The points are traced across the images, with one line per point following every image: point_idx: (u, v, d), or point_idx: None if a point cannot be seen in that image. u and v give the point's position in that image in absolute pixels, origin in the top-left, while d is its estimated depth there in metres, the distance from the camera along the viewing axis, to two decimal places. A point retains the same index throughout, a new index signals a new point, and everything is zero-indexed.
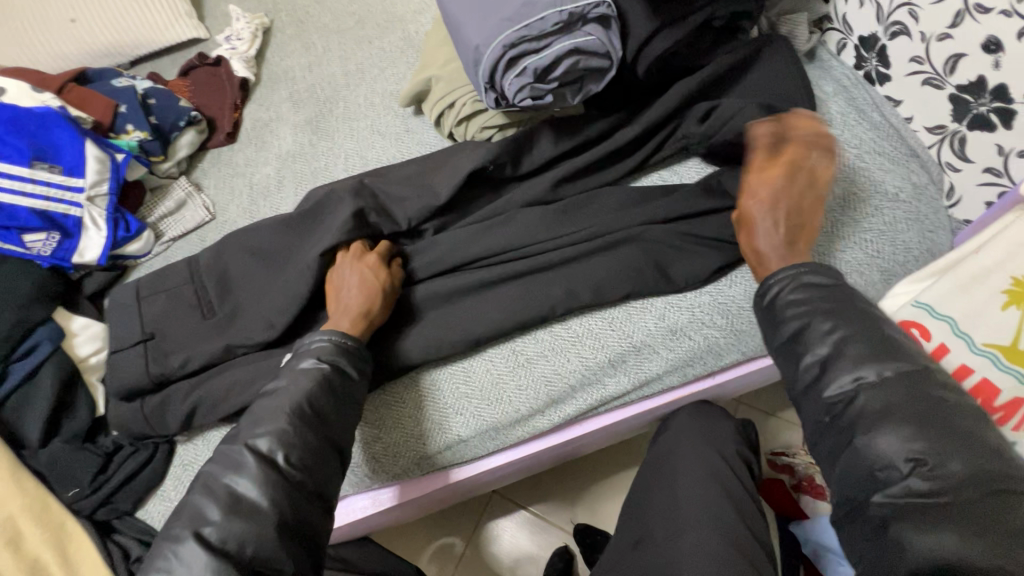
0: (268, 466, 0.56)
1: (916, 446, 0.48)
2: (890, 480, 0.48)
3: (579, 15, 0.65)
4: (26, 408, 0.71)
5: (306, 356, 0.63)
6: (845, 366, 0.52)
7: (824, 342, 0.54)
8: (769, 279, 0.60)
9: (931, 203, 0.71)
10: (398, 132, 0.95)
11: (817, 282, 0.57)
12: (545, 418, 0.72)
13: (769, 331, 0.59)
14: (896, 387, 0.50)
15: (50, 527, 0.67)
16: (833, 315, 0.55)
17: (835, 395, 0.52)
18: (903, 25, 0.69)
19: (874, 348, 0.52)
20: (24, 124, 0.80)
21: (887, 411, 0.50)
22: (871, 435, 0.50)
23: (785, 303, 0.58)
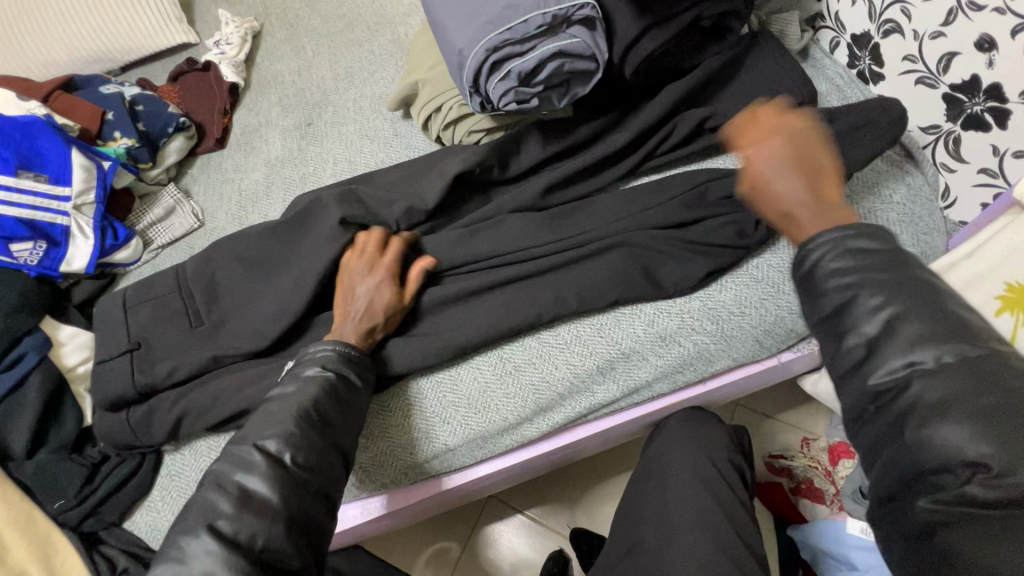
0: (275, 466, 0.55)
1: (985, 450, 0.37)
2: (944, 485, 0.38)
3: (563, 17, 0.64)
4: (11, 418, 0.70)
5: (310, 364, 0.62)
6: (896, 350, 0.42)
7: (872, 322, 0.44)
8: (808, 243, 0.48)
9: (925, 204, 0.70)
10: (387, 136, 0.94)
11: (864, 246, 0.46)
12: (533, 426, 0.71)
13: (807, 307, 0.48)
14: (957, 373, 0.40)
15: (34, 540, 0.67)
16: (890, 290, 0.44)
17: (883, 381, 0.42)
18: (895, 23, 0.68)
19: (940, 330, 0.41)
20: (8, 133, 0.80)
21: (944, 405, 0.39)
22: (925, 430, 0.39)
23: (824, 274, 0.46)
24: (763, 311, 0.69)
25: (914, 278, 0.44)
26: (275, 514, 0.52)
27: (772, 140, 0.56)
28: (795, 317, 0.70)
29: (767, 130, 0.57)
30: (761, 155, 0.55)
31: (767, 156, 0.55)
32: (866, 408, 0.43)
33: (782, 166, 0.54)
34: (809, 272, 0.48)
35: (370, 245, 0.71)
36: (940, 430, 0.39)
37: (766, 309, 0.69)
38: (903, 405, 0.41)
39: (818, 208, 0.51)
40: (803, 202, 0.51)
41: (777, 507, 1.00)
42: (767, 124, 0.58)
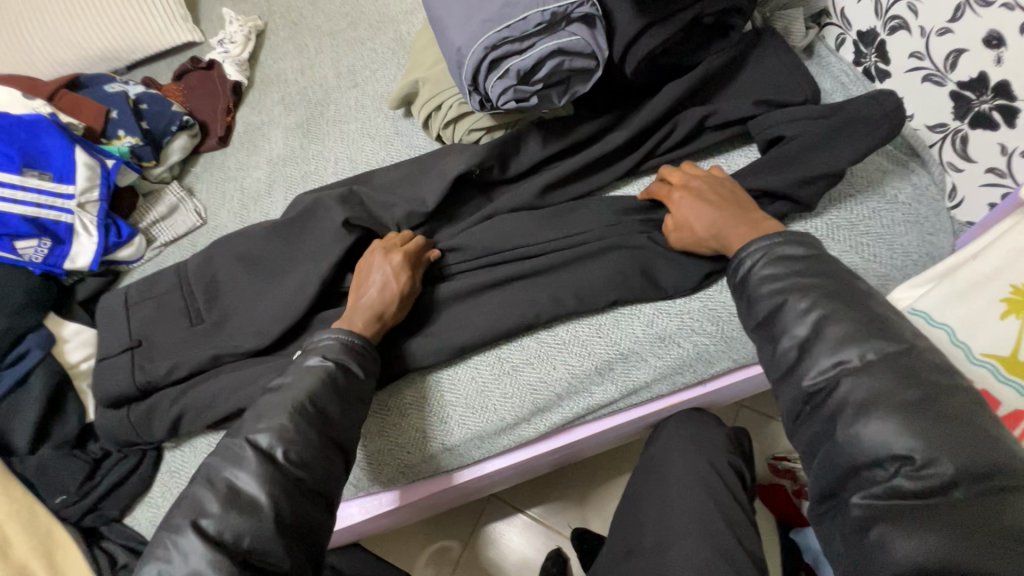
0: (267, 462, 0.55)
1: (909, 445, 0.45)
2: (875, 479, 0.46)
3: (562, 14, 0.64)
4: (14, 415, 0.71)
5: (311, 353, 0.62)
6: (825, 350, 0.50)
7: (802, 322, 0.52)
8: (740, 254, 0.58)
9: (930, 204, 0.69)
10: (388, 135, 0.94)
11: (792, 253, 0.55)
12: (530, 427, 0.70)
13: (747, 312, 0.57)
14: (880, 371, 0.47)
15: (37, 536, 0.67)
16: (813, 292, 0.52)
17: (815, 381, 0.50)
18: (902, 20, 0.67)
19: (857, 327, 0.50)
20: (14, 132, 0.80)
21: (871, 402, 0.47)
22: (856, 427, 0.47)
23: (758, 279, 0.56)
24: None
25: (833, 281, 0.53)
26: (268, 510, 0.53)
27: (688, 188, 0.67)
28: None
29: (681, 180, 0.68)
30: (685, 200, 0.66)
31: (689, 201, 0.65)
32: (803, 407, 0.51)
33: (708, 202, 0.64)
34: (743, 280, 0.58)
35: (396, 237, 0.71)
36: (871, 427, 0.46)
37: None
38: (833, 403, 0.49)
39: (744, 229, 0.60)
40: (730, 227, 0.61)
41: (777, 508, 0.99)
42: (681, 175, 0.69)
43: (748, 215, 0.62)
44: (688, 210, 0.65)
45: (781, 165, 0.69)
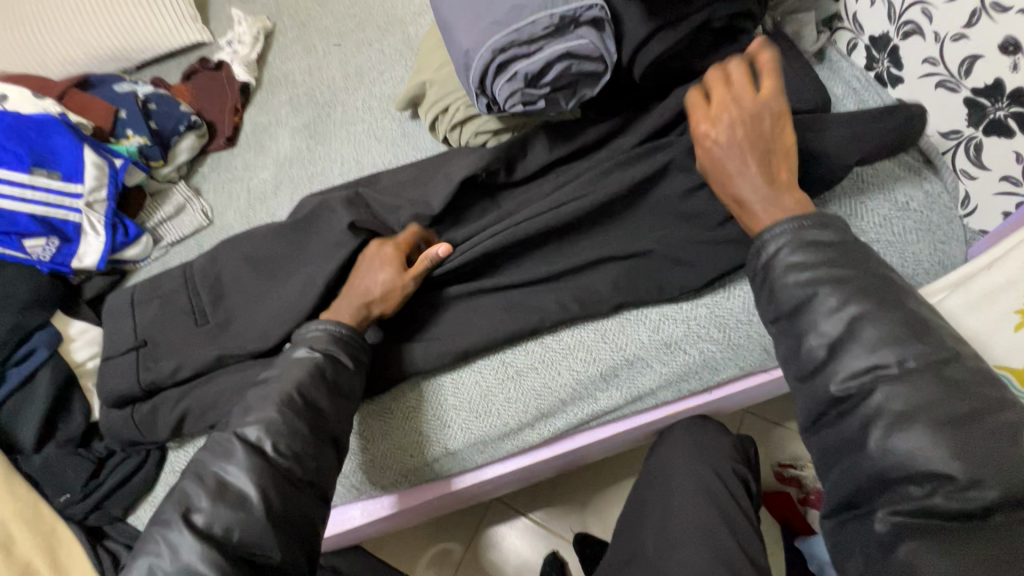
0: (255, 454, 0.55)
1: (954, 465, 0.44)
2: (908, 495, 0.46)
3: (571, 18, 0.63)
4: (20, 412, 0.72)
5: (301, 344, 0.63)
6: (859, 354, 0.49)
7: (832, 319, 0.50)
8: (765, 238, 0.55)
9: (943, 212, 0.68)
10: (394, 136, 0.94)
11: (819, 239, 0.53)
12: (535, 432, 0.70)
13: (766, 302, 0.55)
14: (921, 382, 0.47)
15: (41, 533, 0.68)
16: (844, 285, 0.51)
17: (842, 390, 0.49)
18: (916, 25, 0.66)
19: (894, 329, 0.48)
20: (24, 131, 0.81)
21: (910, 414, 0.46)
22: (892, 441, 0.46)
23: (784, 270, 0.53)
24: None
25: (867, 275, 0.51)
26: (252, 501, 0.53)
27: (731, 115, 0.58)
28: None
29: (721, 106, 0.59)
30: (715, 140, 0.59)
31: (730, 135, 0.58)
32: (829, 414, 0.51)
33: (738, 150, 0.58)
34: (767, 265, 0.55)
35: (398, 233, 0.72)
36: (907, 439, 0.46)
37: None
38: (865, 412, 0.48)
39: (771, 196, 0.57)
40: (758, 189, 0.57)
41: (783, 515, 0.98)
42: (723, 94, 0.60)
43: (779, 178, 0.57)
44: (718, 151, 0.59)
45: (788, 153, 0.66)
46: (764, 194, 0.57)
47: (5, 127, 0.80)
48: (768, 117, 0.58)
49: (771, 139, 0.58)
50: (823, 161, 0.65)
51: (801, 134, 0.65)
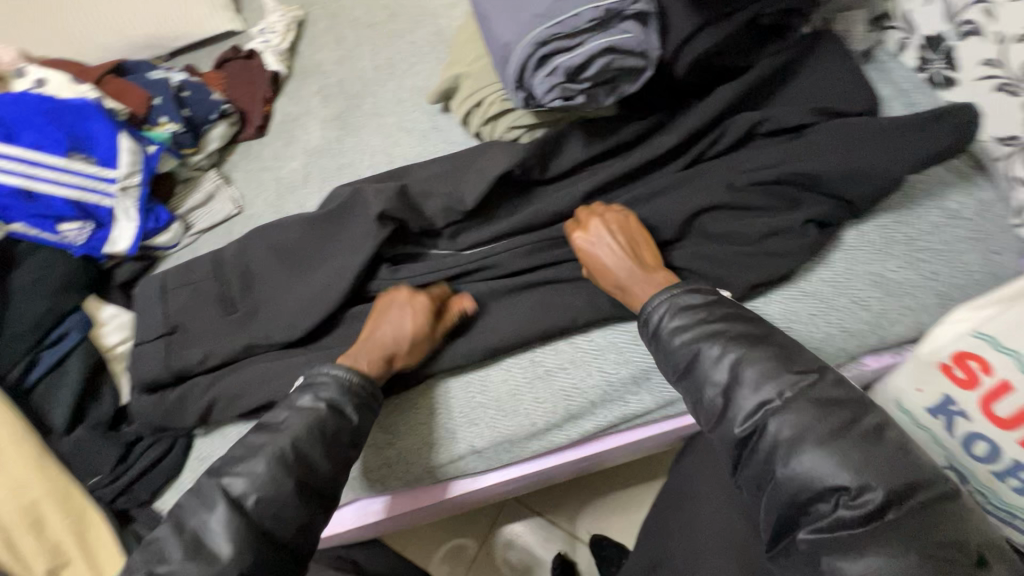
0: (235, 510, 0.54)
1: (842, 477, 0.49)
2: (820, 512, 0.50)
3: (616, 11, 0.62)
4: (53, 394, 0.73)
5: (307, 391, 0.61)
6: (748, 394, 0.54)
7: (719, 367, 0.56)
8: (648, 307, 0.62)
9: (997, 221, 0.65)
10: (425, 129, 0.93)
11: (691, 302, 0.60)
12: (562, 433, 0.69)
13: (665, 363, 0.60)
14: (802, 409, 0.52)
15: (72, 515, 0.68)
16: (718, 337, 0.57)
17: (744, 429, 0.54)
18: (975, 25, 0.63)
19: (767, 365, 0.55)
20: (62, 115, 0.81)
21: (799, 438, 0.51)
22: (791, 466, 0.51)
23: (670, 333, 0.60)
24: (814, 328, 0.64)
25: (736, 325, 0.58)
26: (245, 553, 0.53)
27: (600, 221, 0.67)
28: (847, 335, 0.64)
29: (588, 217, 0.68)
30: (587, 243, 0.66)
31: (602, 234, 0.65)
32: (741, 452, 0.55)
33: (612, 248, 0.64)
34: (656, 331, 0.61)
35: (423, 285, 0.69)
36: (802, 462, 0.50)
37: (816, 327, 0.64)
38: (766, 445, 0.52)
39: (644, 279, 0.63)
40: (632, 274, 0.63)
41: None
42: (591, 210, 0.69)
43: (649, 267, 0.64)
44: (595, 253, 0.65)
45: (827, 157, 0.64)
46: (643, 275, 0.63)
47: (44, 110, 0.81)
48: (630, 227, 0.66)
49: (639, 243, 0.66)
50: (861, 166, 0.63)
51: (838, 146, 0.65)
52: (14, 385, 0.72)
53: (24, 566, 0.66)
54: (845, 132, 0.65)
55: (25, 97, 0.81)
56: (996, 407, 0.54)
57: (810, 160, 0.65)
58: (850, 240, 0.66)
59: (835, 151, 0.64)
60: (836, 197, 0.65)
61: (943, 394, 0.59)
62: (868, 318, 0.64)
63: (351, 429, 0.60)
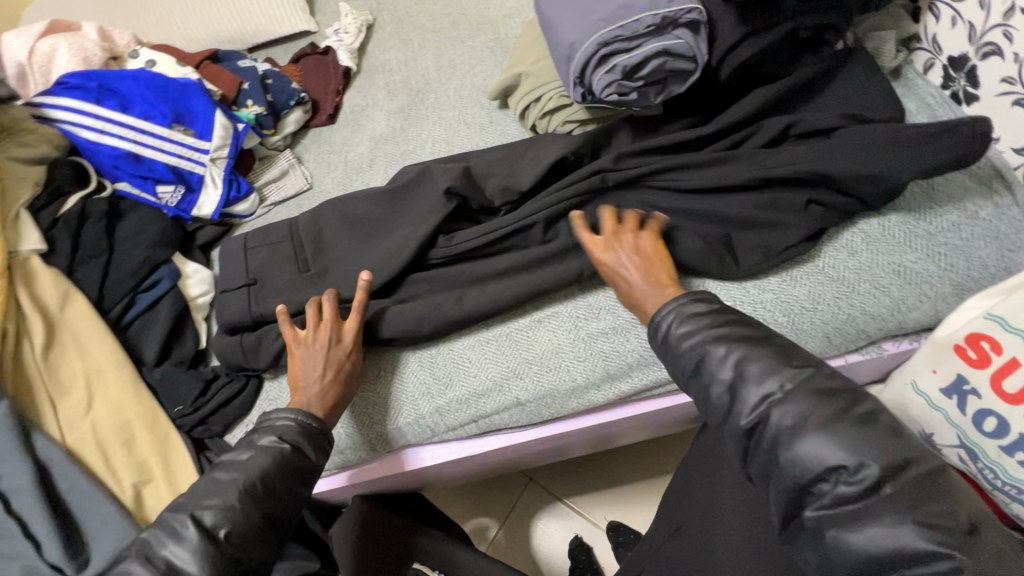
0: (208, 540, 0.59)
1: (841, 456, 0.50)
2: (822, 491, 0.51)
3: (671, 19, 0.71)
4: (146, 332, 0.82)
5: (268, 431, 0.67)
6: (753, 388, 0.55)
7: (725, 366, 0.58)
8: (657, 317, 0.64)
9: (1012, 223, 0.71)
10: (482, 123, 1.02)
11: (697, 309, 0.63)
12: (600, 393, 0.75)
13: (676, 367, 0.62)
14: (801, 397, 0.53)
15: (157, 437, 0.76)
16: (723, 339, 0.59)
17: (749, 421, 0.55)
18: (996, 46, 0.70)
19: (770, 360, 0.56)
20: (169, 92, 0.92)
21: (799, 425, 0.52)
22: (793, 450, 0.52)
23: (678, 338, 0.62)
24: (838, 309, 0.70)
25: (740, 327, 0.60)
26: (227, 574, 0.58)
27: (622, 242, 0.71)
28: (868, 318, 0.70)
29: (609, 239, 0.71)
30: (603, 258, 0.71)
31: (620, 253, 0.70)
32: (748, 443, 0.56)
33: (622, 273, 0.69)
34: (664, 339, 0.63)
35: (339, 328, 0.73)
36: (804, 446, 0.51)
37: (840, 308, 0.70)
38: (769, 434, 0.54)
39: (654, 293, 0.67)
40: (645, 289, 0.67)
41: None
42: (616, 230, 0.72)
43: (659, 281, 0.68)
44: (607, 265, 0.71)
45: (850, 159, 0.70)
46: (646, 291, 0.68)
47: (155, 87, 0.92)
48: (654, 246, 0.70)
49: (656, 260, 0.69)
50: (875, 171, 0.68)
51: (853, 150, 0.70)
52: (117, 319, 0.82)
53: (113, 478, 0.73)
54: (869, 136, 0.71)
55: (140, 74, 0.92)
56: (1005, 383, 0.60)
57: (828, 163, 0.70)
58: (875, 232, 0.73)
59: (847, 155, 0.70)
60: (851, 197, 0.72)
61: (955, 374, 0.65)
62: (888, 304, 0.70)
63: (310, 468, 0.66)
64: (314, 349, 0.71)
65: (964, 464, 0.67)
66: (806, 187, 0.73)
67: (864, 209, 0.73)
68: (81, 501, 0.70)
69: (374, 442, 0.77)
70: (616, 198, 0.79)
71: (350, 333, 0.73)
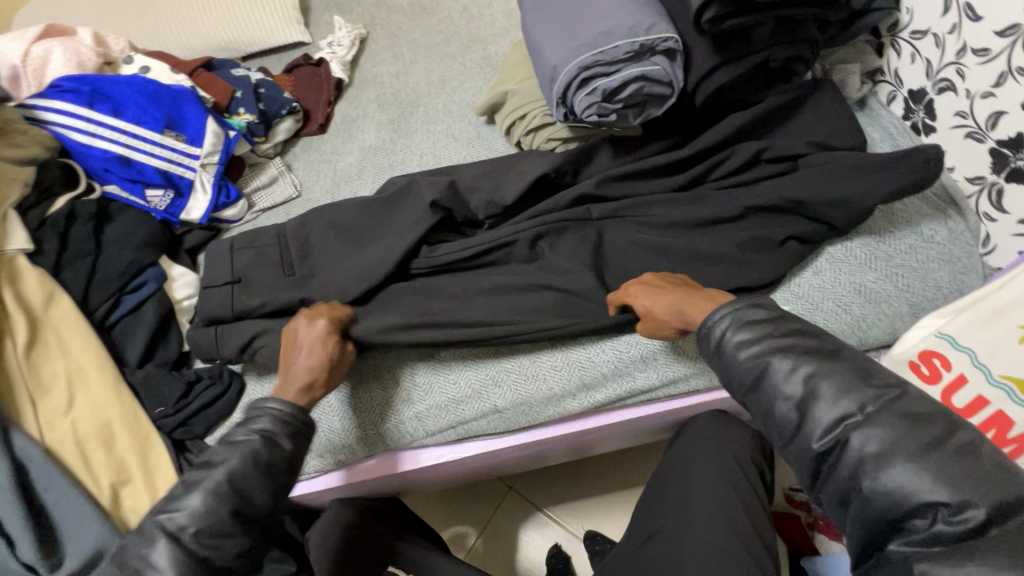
0: (173, 543, 0.56)
1: (937, 490, 0.47)
2: (915, 527, 0.49)
3: (649, 47, 0.75)
4: (130, 332, 0.83)
5: (242, 426, 0.63)
6: (826, 407, 0.52)
7: (792, 381, 0.55)
8: (709, 322, 0.61)
9: (964, 248, 0.76)
10: (470, 137, 1.06)
11: (755, 316, 0.58)
12: (574, 402, 0.78)
13: (731, 377, 0.59)
14: (883, 421, 0.50)
15: (138, 438, 0.77)
16: (787, 351, 0.56)
17: (824, 444, 0.53)
18: (950, 82, 0.75)
19: (846, 378, 0.53)
20: (162, 98, 0.93)
21: (886, 453, 0.49)
22: (881, 479, 0.49)
23: (734, 348, 0.58)
24: None
25: (806, 339, 0.56)
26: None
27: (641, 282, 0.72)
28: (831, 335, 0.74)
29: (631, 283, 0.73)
30: (638, 287, 0.71)
31: (648, 289, 0.70)
32: (821, 467, 0.54)
33: (660, 302, 0.68)
34: (717, 346, 0.60)
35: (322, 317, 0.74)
36: (893, 477, 0.49)
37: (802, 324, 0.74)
38: (849, 461, 0.51)
39: (695, 299, 0.65)
40: (685, 300, 0.66)
41: (792, 538, 1.03)
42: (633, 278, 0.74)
43: (697, 290, 0.67)
44: (647, 303, 0.69)
45: (816, 187, 0.74)
46: (696, 296, 0.65)
47: (148, 93, 0.93)
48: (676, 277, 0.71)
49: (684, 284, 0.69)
50: (840, 196, 0.72)
51: (823, 177, 0.74)
52: (100, 320, 0.83)
53: (91, 479, 0.74)
54: (833, 167, 0.75)
55: (133, 80, 0.93)
56: (955, 398, 0.63)
57: (799, 190, 0.74)
58: (836, 254, 0.77)
59: (815, 182, 0.75)
60: (822, 222, 0.75)
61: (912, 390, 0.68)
62: (849, 321, 0.74)
63: (285, 458, 0.62)
64: (292, 336, 0.73)
65: None
66: (780, 215, 0.77)
67: (833, 234, 0.76)
68: (58, 501, 0.71)
69: (354, 446, 0.78)
70: (597, 227, 0.82)
71: (325, 321, 0.73)
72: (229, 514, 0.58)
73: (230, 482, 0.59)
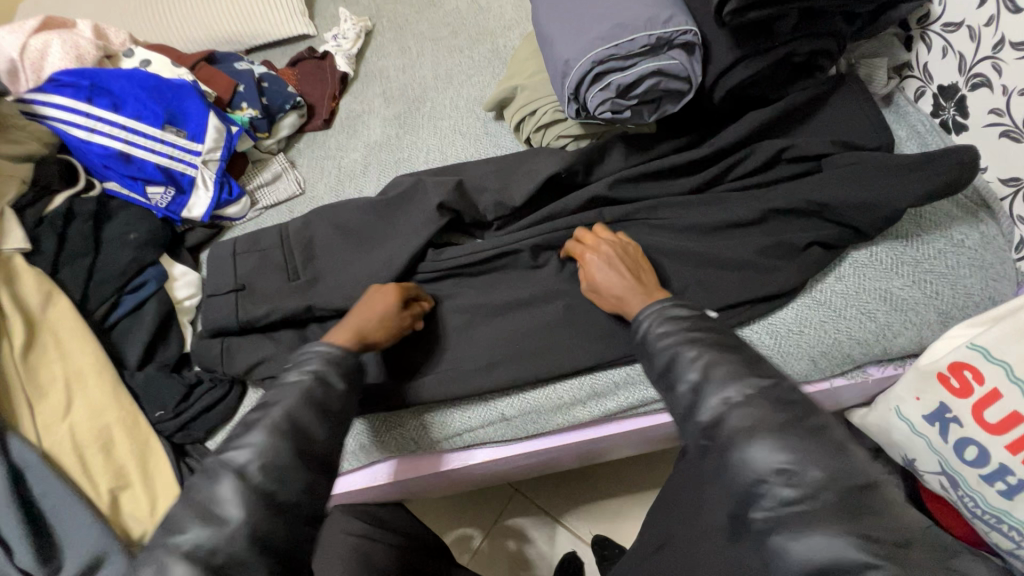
0: (242, 480, 0.48)
1: (785, 458, 0.44)
2: (762, 495, 0.44)
3: (666, 40, 0.71)
4: (130, 333, 0.81)
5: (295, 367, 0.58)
6: (714, 392, 0.49)
7: (692, 368, 0.52)
8: (639, 317, 0.60)
9: (997, 253, 0.72)
10: (477, 134, 1.03)
11: (679, 313, 0.57)
12: (584, 410, 0.75)
13: (648, 366, 0.57)
14: (759, 404, 0.48)
15: (137, 441, 0.76)
16: (695, 342, 0.53)
17: (705, 420, 0.49)
18: (985, 78, 0.71)
19: (736, 368, 0.50)
20: (163, 93, 0.91)
21: (753, 427, 0.46)
22: (745, 452, 0.45)
23: (655, 338, 0.57)
24: (824, 334, 0.71)
25: (715, 334, 0.54)
26: (271, 543, 0.47)
27: (599, 249, 0.71)
28: (856, 343, 0.71)
29: (593, 245, 0.72)
30: (595, 262, 0.69)
31: (604, 259, 0.69)
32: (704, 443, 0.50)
33: (607, 274, 0.67)
34: (643, 340, 0.58)
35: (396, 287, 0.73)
36: (755, 450, 0.45)
37: (826, 331, 0.71)
38: (720, 435, 0.48)
39: (638, 289, 0.65)
40: (627, 287, 0.65)
41: None
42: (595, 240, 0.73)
43: (644, 281, 0.66)
44: (594, 270, 0.69)
45: (843, 189, 0.71)
46: (641, 289, 0.65)
47: (149, 88, 0.91)
48: (635, 258, 0.70)
49: (640, 268, 0.68)
50: (870, 199, 0.69)
51: (849, 180, 0.71)
52: (99, 320, 0.81)
53: (89, 483, 0.72)
54: (857, 170, 0.72)
55: (133, 74, 0.92)
56: (986, 413, 0.60)
57: (825, 192, 0.72)
58: (861, 258, 0.73)
59: (840, 184, 0.72)
60: (846, 224, 0.72)
61: (938, 403, 0.65)
62: (873, 329, 0.71)
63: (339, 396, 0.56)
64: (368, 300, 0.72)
65: (945, 490, 0.69)
66: (806, 217, 0.74)
67: (857, 239, 0.73)
68: (55, 504, 0.69)
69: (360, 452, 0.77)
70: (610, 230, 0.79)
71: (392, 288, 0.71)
72: (293, 451, 0.50)
73: (291, 418, 0.52)
